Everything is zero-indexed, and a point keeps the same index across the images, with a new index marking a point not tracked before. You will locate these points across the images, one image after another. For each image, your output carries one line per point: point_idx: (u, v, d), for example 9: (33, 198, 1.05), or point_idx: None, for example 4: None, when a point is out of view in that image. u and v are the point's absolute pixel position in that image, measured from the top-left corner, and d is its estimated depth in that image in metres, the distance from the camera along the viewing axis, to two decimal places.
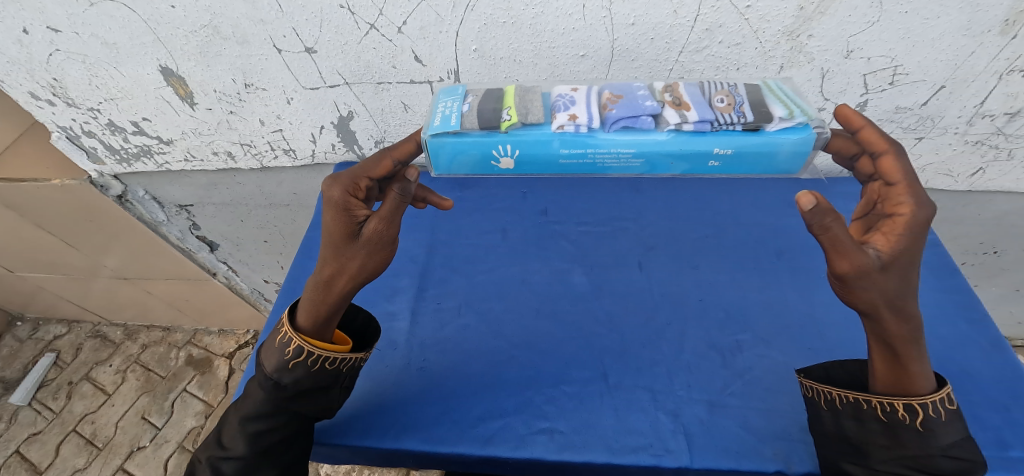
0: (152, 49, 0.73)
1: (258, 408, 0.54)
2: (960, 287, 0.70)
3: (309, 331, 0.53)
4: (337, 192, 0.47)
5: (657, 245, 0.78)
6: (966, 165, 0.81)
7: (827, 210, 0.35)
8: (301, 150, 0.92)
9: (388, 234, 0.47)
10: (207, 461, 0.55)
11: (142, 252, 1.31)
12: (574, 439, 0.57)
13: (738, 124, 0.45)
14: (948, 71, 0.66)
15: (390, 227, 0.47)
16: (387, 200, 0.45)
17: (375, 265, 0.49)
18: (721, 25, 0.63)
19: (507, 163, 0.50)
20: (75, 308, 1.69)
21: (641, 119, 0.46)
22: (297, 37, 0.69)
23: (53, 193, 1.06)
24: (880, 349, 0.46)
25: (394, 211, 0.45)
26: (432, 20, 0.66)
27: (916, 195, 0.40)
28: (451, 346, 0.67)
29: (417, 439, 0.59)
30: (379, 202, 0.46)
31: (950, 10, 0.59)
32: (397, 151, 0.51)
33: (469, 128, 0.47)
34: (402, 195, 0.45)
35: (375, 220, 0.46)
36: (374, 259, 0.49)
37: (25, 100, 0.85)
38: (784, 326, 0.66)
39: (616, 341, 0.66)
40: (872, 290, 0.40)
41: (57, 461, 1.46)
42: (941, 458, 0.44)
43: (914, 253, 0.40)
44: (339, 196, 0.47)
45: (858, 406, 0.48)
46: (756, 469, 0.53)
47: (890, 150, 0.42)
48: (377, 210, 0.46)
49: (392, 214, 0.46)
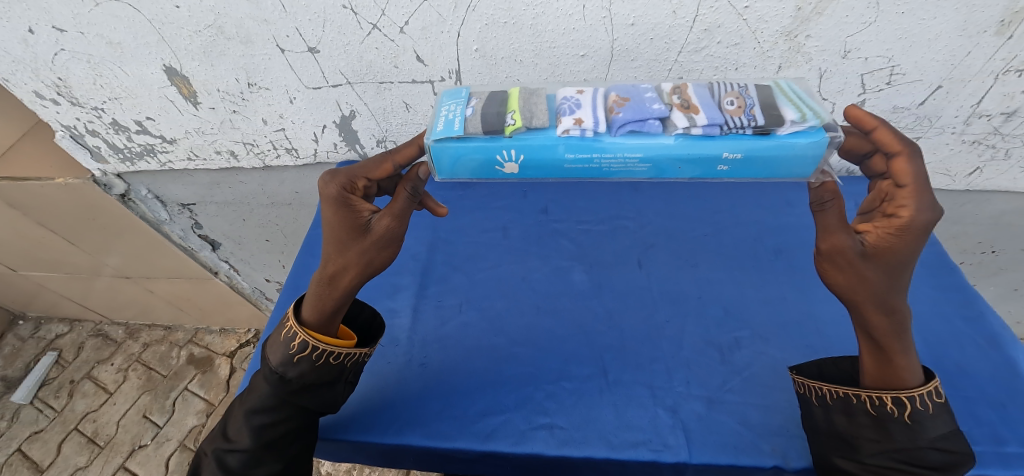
0: (157, 49, 0.74)
1: (264, 401, 0.55)
2: (957, 285, 0.71)
3: (313, 326, 0.55)
4: (334, 189, 0.49)
5: (656, 243, 0.79)
6: (963, 164, 0.82)
7: (830, 191, 0.43)
8: (303, 150, 0.93)
9: (398, 230, 0.50)
10: (213, 454, 0.56)
11: (144, 251, 1.32)
12: (574, 434, 0.58)
13: (748, 128, 0.44)
14: (944, 71, 0.67)
15: (400, 223, 0.49)
16: (398, 200, 0.49)
17: (382, 259, 0.51)
18: (721, 25, 0.64)
19: (511, 168, 0.49)
20: (76, 307, 1.70)
21: (649, 123, 0.46)
22: (300, 38, 0.70)
23: (55, 191, 1.07)
24: (866, 341, 0.48)
25: (405, 209, 0.49)
26: (433, 20, 0.66)
27: (921, 200, 0.41)
28: (452, 343, 0.68)
29: (418, 434, 0.59)
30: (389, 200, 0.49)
31: (946, 11, 0.60)
32: (400, 153, 0.51)
33: (473, 133, 0.47)
34: (413, 194, 0.49)
35: (384, 217, 0.49)
36: (381, 255, 0.51)
37: (30, 99, 0.85)
38: (782, 323, 0.67)
39: (615, 338, 0.66)
40: (847, 274, 0.44)
41: (59, 459, 1.46)
42: (929, 450, 0.45)
43: (902, 251, 0.42)
44: (336, 194, 0.48)
45: (848, 401, 0.49)
46: (754, 464, 0.54)
47: (904, 152, 0.42)
48: (386, 207, 0.49)
49: (403, 212, 0.49)
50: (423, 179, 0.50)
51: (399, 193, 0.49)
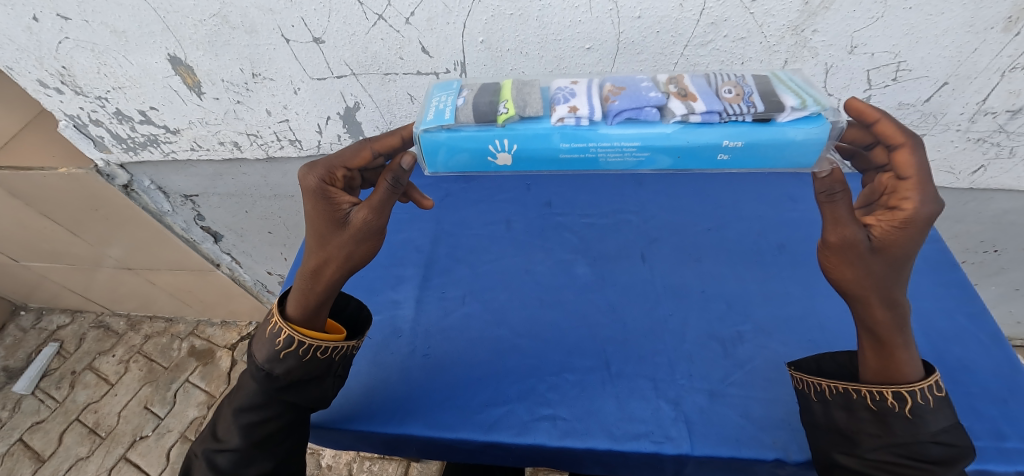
0: (161, 38, 0.74)
1: (251, 399, 0.55)
2: (959, 281, 0.71)
3: (298, 320, 0.55)
4: (313, 181, 0.49)
5: (659, 237, 0.78)
6: (967, 162, 0.82)
7: (839, 181, 0.41)
8: (307, 141, 0.92)
9: (376, 223, 0.49)
10: (203, 455, 0.55)
11: (147, 242, 1.32)
12: (576, 426, 0.58)
13: (748, 114, 0.44)
14: (951, 68, 0.67)
15: (379, 216, 0.49)
16: (378, 192, 0.47)
17: (366, 251, 0.51)
18: (727, 19, 0.64)
19: (504, 158, 0.48)
20: (78, 298, 1.71)
21: (646, 110, 0.45)
22: (305, 28, 0.70)
23: (58, 181, 1.07)
24: (866, 336, 0.49)
25: (383, 202, 0.48)
26: (439, 11, 0.66)
27: (924, 192, 0.41)
28: (455, 334, 0.68)
29: (420, 424, 0.60)
30: (368, 193, 0.48)
31: (954, 6, 0.60)
32: (379, 142, 0.51)
33: (463, 122, 0.46)
34: (394, 187, 0.47)
35: (362, 210, 0.48)
36: (363, 247, 0.51)
37: (33, 88, 0.86)
38: (785, 318, 0.67)
39: (618, 330, 0.67)
40: (854, 269, 0.44)
41: (60, 449, 1.47)
42: (930, 444, 0.45)
43: (906, 244, 0.43)
44: (315, 185, 0.49)
45: (848, 396, 0.49)
46: (756, 457, 0.54)
47: (907, 143, 0.42)
48: (366, 200, 0.48)
49: (382, 205, 0.48)
50: (407, 169, 0.48)
51: (379, 184, 0.48)
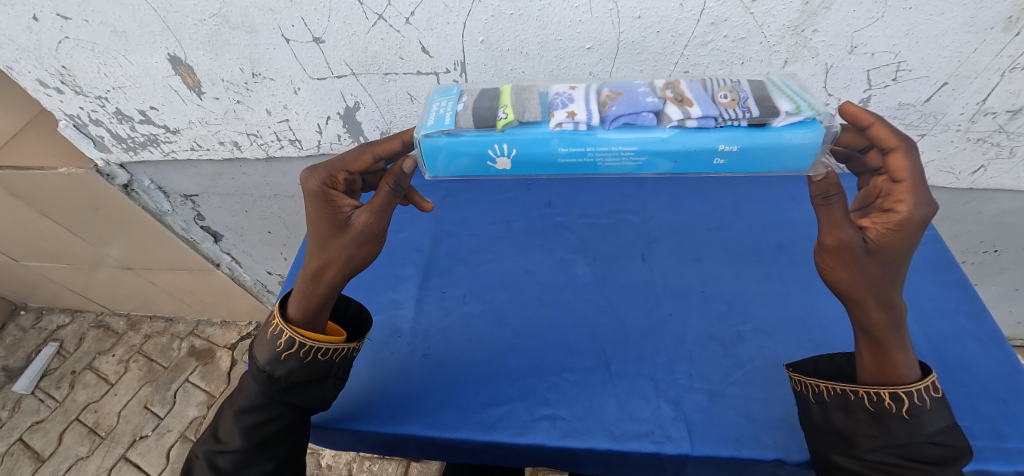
0: (161, 37, 0.74)
1: (252, 400, 0.55)
2: (959, 281, 0.71)
3: (298, 322, 0.55)
4: (314, 184, 0.49)
5: (659, 237, 0.78)
6: (967, 162, 0.82)
7: (834, 184, 0.41)
8: (307, 141, 0.92)
9: (378, 227, 0.49)
10: (204, 456, 0.55)
11: (147, 242, 1.32)
12: (576, 426, 0.58)
13: (743, 119, 0.44)
14: (950, 68, 0.67)
15: (380, 219, 0.49)
16: (379, 195, 0.47)
17: (367, 254, 0.51)
18: (727, 19, 0.64)
19: (504, 163, 0.47)
20: (78, 298, 1.71)
21: (643, 115, 0.46)
22: (305, 27, 0.70)
23: (58, 181, 1.07)
24: (863, 337, 0.49)
25: (384, 205, 0.48)
26: (439, 11, 0.66)
27: (918, 195, 0.41)
28: (455, 334, 0.68)
29: (420, 424, 0.60)
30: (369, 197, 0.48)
31: (954, 6, 0.60)
32: (380, 146, 0.50)
33: (463, 127, 0.46)
34: (395, 190, 0.47)
35: (363, 213, 0.48)
36: (363, 250, 0.51)
37: (33, 88, 0.85)
38: (785, 318, 0.67)
39: (618, 330, 0.67)
40: (850, 271, 0.45)
41: (60, 449, 1.47)
42: (928, 445, 0.45)
43: (901, 246, 0.43)
44: (317, 188, 0.49)
45: (846, 398, 0.49)
46: (756, 457, 0.54)
47: (901, 147, 0.42)
48: (367, 203, 0.48)
49: (384, 208, 0.48)
50: (409, 173, 0.48)
51: (380, 188, 0.48)
